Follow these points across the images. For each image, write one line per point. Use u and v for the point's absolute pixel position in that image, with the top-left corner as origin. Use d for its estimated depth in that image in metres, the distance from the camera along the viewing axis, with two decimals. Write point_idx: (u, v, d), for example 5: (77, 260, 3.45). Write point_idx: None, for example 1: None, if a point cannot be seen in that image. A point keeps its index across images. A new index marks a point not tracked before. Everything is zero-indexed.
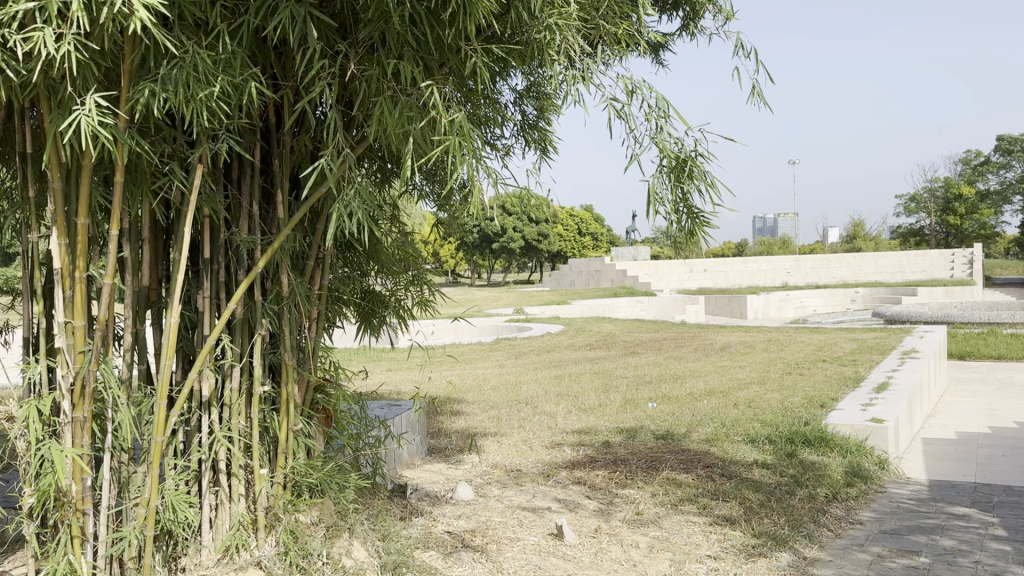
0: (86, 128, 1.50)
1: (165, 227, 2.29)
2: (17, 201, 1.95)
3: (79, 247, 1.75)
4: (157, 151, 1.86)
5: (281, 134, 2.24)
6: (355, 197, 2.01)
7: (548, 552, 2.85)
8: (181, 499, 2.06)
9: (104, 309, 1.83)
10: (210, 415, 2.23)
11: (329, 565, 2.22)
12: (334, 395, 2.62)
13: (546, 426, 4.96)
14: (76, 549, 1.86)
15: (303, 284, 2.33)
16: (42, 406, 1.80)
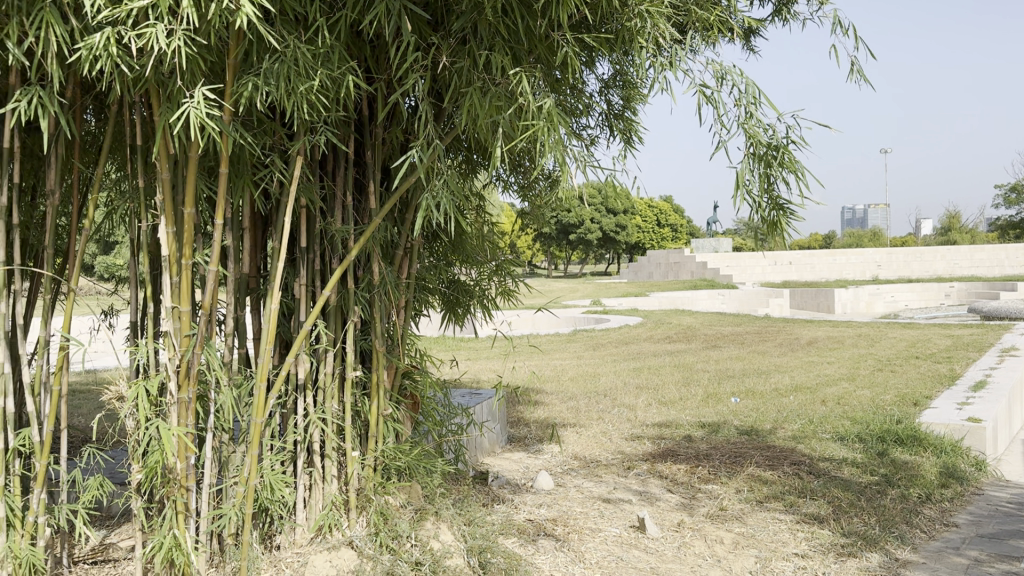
0: (194, 120, 1.56)
1: (263, 217, 2.37)
2: (128, 192, 2.05)
3: (186, 235, 1.83)
4: (259, 143, 1.93)
5: (374, 126, 2.28)
6: (444, 187, 2.03)
7: (630, 544, 2.84)
8: (278, 479, 2.13)
9: (209, 295, 1.91)
10: (305, 399, 2.31)
11: (417, 548, 2.26)
12: (421, 381, 2.66)
13: (626, 418, 4.94)
14: (181, 524, 1.94)
15: (393, 273, 2.37)
16: (150, 386, 1.88)
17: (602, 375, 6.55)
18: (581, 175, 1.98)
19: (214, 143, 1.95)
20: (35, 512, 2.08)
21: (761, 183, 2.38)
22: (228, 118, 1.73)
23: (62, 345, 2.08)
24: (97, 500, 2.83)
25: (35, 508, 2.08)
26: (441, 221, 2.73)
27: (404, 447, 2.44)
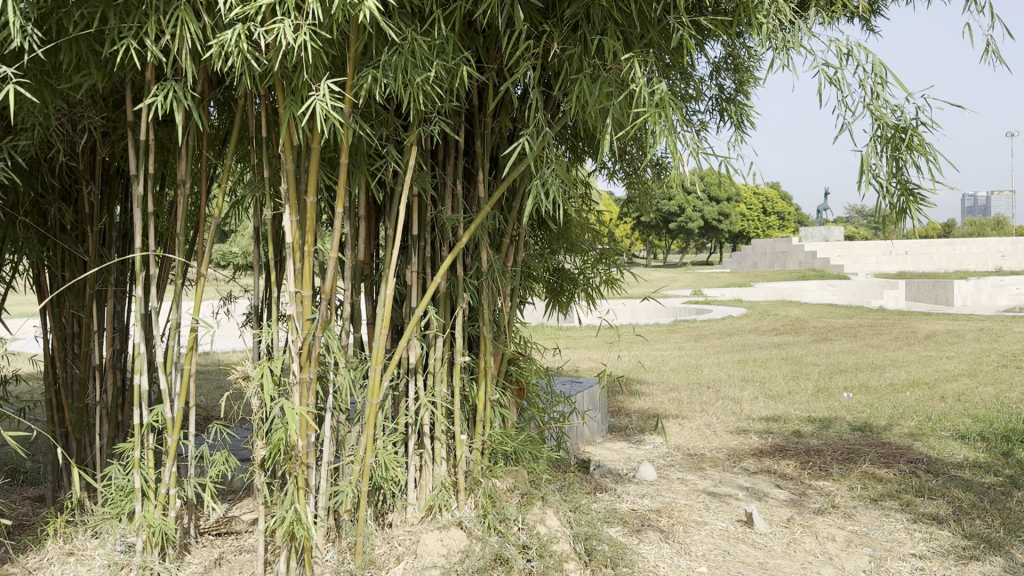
0: (319, 112, 1.63)
1: (376, 205, 2.44)
2: (253, 182, 2.15)
3: (308, 223, 1.91)
4: (376, 134, 1.99)
5: (483, 116, 2.31)
6: (554, 174, 2.04)
7: (737, 538, 2.80)
8: (392, 459, 2.21)
9: (329, 280, 1.99)
10: (416, 382, 2.38)
11: (525, 532, 2.29)
12: (527, 367, 2.68)
13: (732, 411, 4.86)
14: (302, 499, 2.02)
15: (501, 260, 2.40)
16: (275, 366, 1.98)
17: (705, 366, 6.44)
18: (694, 160, 1.95)
19: (333, 134, 2.02)
20: (167, 484, 2.21)
21: (888, 167, 2.28)
22: (348, 110, 1.79)
23: (192, 327, 2.20)
24: (221, 475, 3.00)
25: (167, 480, 2.21)
26: (546, 209, 2.74)
27: (511, 433, 2.48)
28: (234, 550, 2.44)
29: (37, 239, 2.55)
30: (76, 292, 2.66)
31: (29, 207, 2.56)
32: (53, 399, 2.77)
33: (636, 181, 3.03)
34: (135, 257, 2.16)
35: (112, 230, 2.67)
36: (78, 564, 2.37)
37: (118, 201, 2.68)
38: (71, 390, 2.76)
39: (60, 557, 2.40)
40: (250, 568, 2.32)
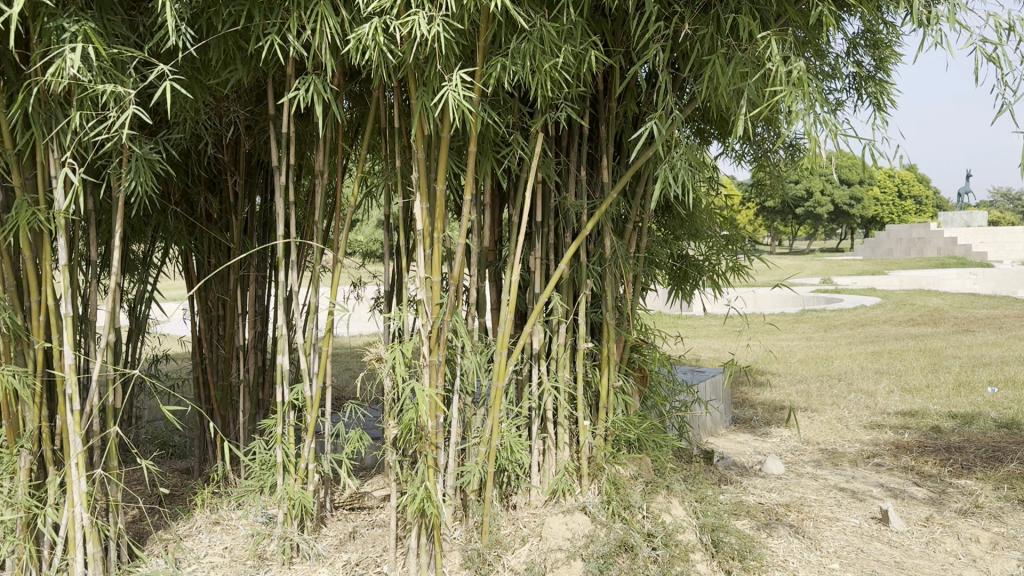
0: (452, 102, 1.67)
1: (501, 192, 2.47)
2: (386, 171, 2.21)
3: (438, 210, 1.95)
4: (503, 121, 2.01)
5: (609, 101, 2.29)
6: (683, 157, 2.00)
7: (871, 536, 2.69)
8: (518, 443, 2.24)
9: (457, 266, 2.03)
10: (540, 367, 2.40)
11: (650, 520, 2.28)
12: (652, 355, 2.64)
13: (864, 404, 4.66)
14: (432, 478, 2.07)
15: (626, 247, 2.38)
16: (406, 350, 2.04)
17: (835, 358, 6.20)
18: (833, 141, 1.88)
19: (462, 122, 2.07)
20: (306, 459, 2.32)
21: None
22: (478, 99, 1.82)
23: (329, 310, 2.30)
24: (355, 454, 3.12)
25: (306, 455, 2.32)
26: (671, 193, 2.69)
27: (636, 420, 2.46)
28: (367, 525, 2.54)
29: (187, 227, 2.73)
30: (222, 277, 2.82)
31: (180, 197, 2.74)
32: (200, 376, 2.96)
33: (766, 164, 2.94)
34: (277, 244, 2.27)
35: (254, 220, 2.82)
36: (224, 533, 2.53)
37: (258, 192, 2.83)
38: (217, 369, 2.94)
39: (207, 526, 2.57)
40: (382, 542, 2.41)
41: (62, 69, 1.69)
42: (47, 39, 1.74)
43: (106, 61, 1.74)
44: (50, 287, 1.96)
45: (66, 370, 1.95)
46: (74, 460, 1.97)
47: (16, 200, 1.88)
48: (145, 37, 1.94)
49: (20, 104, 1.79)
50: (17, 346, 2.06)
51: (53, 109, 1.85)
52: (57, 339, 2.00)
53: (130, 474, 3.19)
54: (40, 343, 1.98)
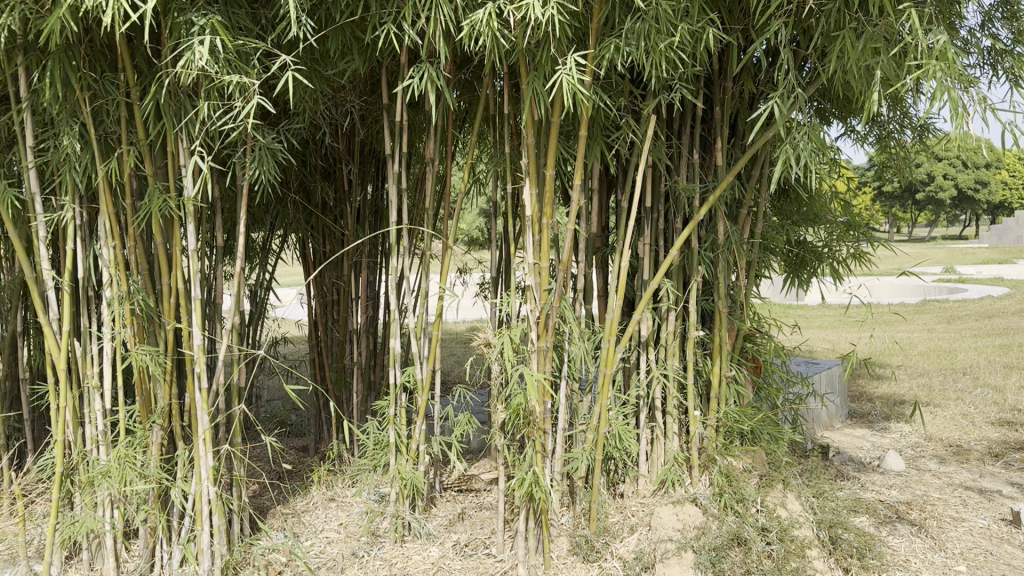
0: (566, 86, 1.65)
1: (610, 177, 2.44)
2: (496, 157, 2.22)
3: (547, 194, 1.94)
4: (615, 104, 1.98)
5: (724, 81, 2.22)
6: (805, 138, 1.92)
7: (1002, 539, 2.53)
8: (627, 432, 2.21)
9: (566, 252, 2.01)
10: (649, 356, 2.36)
11: (764, 514, 2.21)
12: (766, 345, 2.55)
13: (992, 400, 4.39)
14: (540, 463, 2.07)
15: (740, 232, 2.31)
16: (514, 335, 2.04)
17: (960, 351, 5.87)
18: (973, 118, 1.76)
19: (573, 107, 2.04)
20: (417, 441, 2.36)
21: None
22: (591, 82, 1.79)
23: (439, 296, 2.33)
24: (463, 438, 3.17)
25: (418, 437, 2.36)
26: (789, 176, 2.59)
27: (749, 412, 2.39)
28: (475, 508, 2.57)
29: (303, 214, 2.81)
30: (336, 263, 2.91)
31: (297, 185, 2.83)
32: (316, 358, 3.06)
33: (891, 144, 2.79)
34: (390, 231, 2.31)
35: (366, 207, 2.88)
36: (339, 510, 2.61)
37: (370, 180, 2.89)
38: (332, 351, 3.04)
39: (323, 503, 2.66)
40: (490, 524, 2.43)
41: (191, 61, 1.76)
42: (178, 33, 1.82)
43: (231, 53, 1.81)
44: (179, 270, 2.06)
45: (194, 350, 2.05)
46: (201, 436, 2.06)
47: (149, 188, 1.98)
48: (267, 29, 2.00)
49: (153, 96, 1.88)
50: (151, 326, 2.18)
51: (182, 101, 1.94)
52: (186, 320, 2.10)
53: (252, 450, 3.34)
54: (171, 324, 2.08)
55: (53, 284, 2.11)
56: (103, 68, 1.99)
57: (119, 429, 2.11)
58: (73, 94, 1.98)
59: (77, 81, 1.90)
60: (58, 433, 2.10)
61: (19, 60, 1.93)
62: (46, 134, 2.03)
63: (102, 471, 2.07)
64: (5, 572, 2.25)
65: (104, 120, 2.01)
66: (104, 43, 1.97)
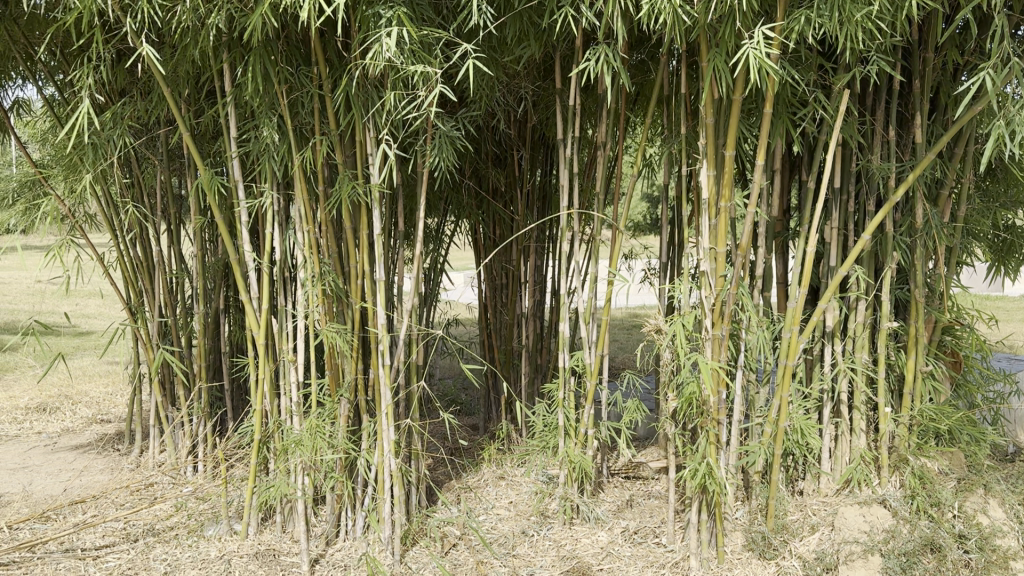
0: (753, 60, 1.58)
1: (793, 158, 2.32)
2: (673, 138, 2.16)
3: (726, 176, 1.86)
4: (803, 80, 1.88)
5: (925, 51, 2.05)
6: (1022, 111, 1.74)
7: None
8: (809, 426, 2.12)
9: (746, 236, 1.91)
10: (834, 347, 2.23)
11: (962, 520, 2.05)
12: (967, 338, 2.35)
13: None
14: (714, 454, 1.99)
15: (941, 215, 2.13)
16: (688, 322, 1.97)
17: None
18: None
19: (757, 84, 1.96)
20: (586, 425, 2.36)
21: None
22: (777, 56, 1.71)
23: (609, 280, 2.31)
24: (634, 427, 3.14)
25: (586, 421, 2.35)
26: (998, 153, 2.36)
27: (947, 410, 2.21)
28: (644, 495, 2.55)
29: (476, 200, 2.88)
30: (506, 248, 2.96)
31: (470, 171, 2.89)
32: (486, 340, 3.13)
33: None
34: (561, 216, 2.31)
35: (538, 192, 2.91)
36: (509, 488, 2.67)
37: (541, 164, 2.91)
38: (501, 334, 3.10)
39: (494, 480, 2.73)
40: (660, 514, 2.40)
41: (379, 52, 1.83)
42: (366, 25, 1.90)
43: (416, 43, 1.86)
44: (365, 254, 2.17)
45: (378, 328, 2.15)
46: (383, 410, 2.16)
47: (339, 175, 2.09)
48: (448, 18, 2.04)
49: (344, 87, 1.98)
50: (339, 306, 2.31)
51: (369, 92, 2.03)
52: (370, 301, 2.21)
53: (428, 426, 3.47)
54: (358, 304, 2.20)
55: (253, 264, 2.27)
56: (298, 62, 2.11)
57: (310, 401, 2.25)
58: (272, 87, 2.12)
59: (276, 74, 2.03)
60: (257, 403, 2.27)
61: (224, 57, 2.08)
62: (248, 125, 2.18)
63: (295, 440, 2.21)
64: (209, 529, 2.46)
65: (299, 112, 2.14)
66: (299, 38, 2.09)
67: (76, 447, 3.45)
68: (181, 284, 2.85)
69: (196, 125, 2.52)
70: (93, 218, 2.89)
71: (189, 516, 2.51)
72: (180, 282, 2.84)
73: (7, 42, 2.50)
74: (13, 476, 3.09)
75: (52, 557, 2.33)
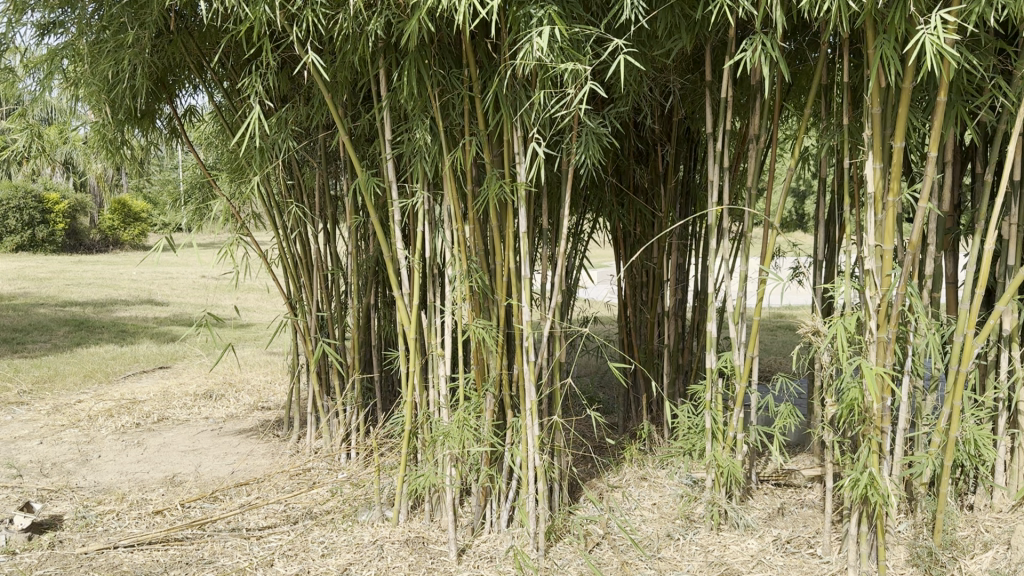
0: (929, 47, 1.49)
1: (964, 150, 2.17)
2: (832, 131, 2.07)
3: (894, 170, 1.76)
4: (981, 66, 1.75)
5: None
6: None
7: None
8: (983, 437, 1.98)
9: (916, 232, 1.80)
10: (1011, 353, 2.07)
11: None
12: None
13: None
14: (877, 463, 1.90)
15: None
16: (850, 324, 1.88)
17: None
18: None
19: (928, 71, 1.84)
20: (735, 429, 2.29)
21: None
22: (953, 40, 1.60)
23: (760, 280, 2.23)
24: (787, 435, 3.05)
25: (735, 425, 2.29)
26: None
27: None
28: (796, 504, 2.46)
29: (620, 198, 2.85)
30: (647, 247, 2.92)
31: (613, 168, 2.87)
32: (624, 338, 3.06)
33: None
34: (710, 212, 2.24)
35: (682, 189, 2.86)
36: (652, 489, 2.64)
37: (684, 160, 2.86)
38: (641, 332, 3.03)
39: (636, 480, 2.71)
40: (815, 523, 2.32)
41: (530, 52, 1.85)
42: (516, 26, 1.92)
43: (568, 42, 1.87)
44: (512, 251, 2.19)
45: (524, 326, 2.17)
46: (529, 407, 2.19)
47: (488, 175, 2.13)
48: (599, 15, 2.04)
49: (496, 87, 2.01)
50: (485, 302, 2.36)
51: (517, 92, 2.05)
52: (517, 298, 2.24)
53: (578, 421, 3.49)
54: (505, 301, 2.23)
55: (405, 262, 2.35)
56: (451, 64, 2.16)
57: (458, 395, 2.30)
58: (425, 90, 2.19)
59: (430, 77, 2.09)
60: (409, 395, 2.35)
61: (381, 61, 2.16)
62: (401, 127, 2.26)
63: (443, 433, 2.27)
64: (362, 514, 2.57)
65: (450, 113, 2.20)
66: (451, 41, 2.14)
67: (240, 431, 3.69)
68: (336, 279, 2.99)
69: (352, 128, 2.63)
70: (258, 218, 3.07)
71: (345, 501, 2.63)
72: (336, 278, 2.98)
73: (185, 54, 2.69)
74: (185, 457, 3.33)
75: (221, 534, 2.50)
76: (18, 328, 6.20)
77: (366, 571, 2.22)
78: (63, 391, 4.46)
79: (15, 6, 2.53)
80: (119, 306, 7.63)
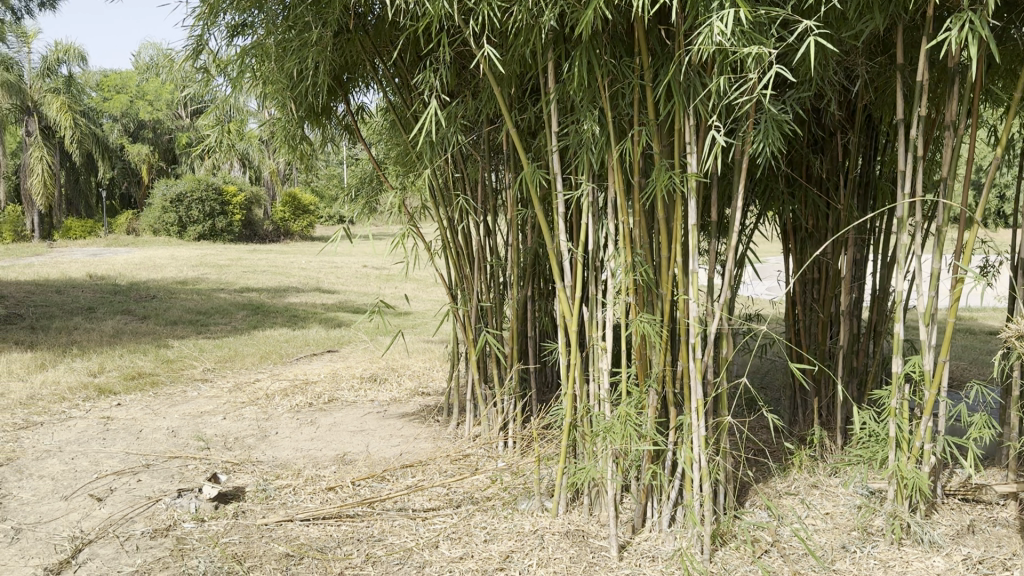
0: None
1: None
2: None
3: None
4: None
5: None
6: None
7: None
8: None
9: None
10: None
11: None
12: None
13: None
14: None
15: None
16: None
17: None
18: None
19: None
20: (922, 438, 2.14)
21: None
22: None
23: (955, 279, 2.06)
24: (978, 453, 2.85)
25: (923, 434, 2.13)
26: None
27: None
28: (988, 522, 2.27)
29: (793, 189, 2.72)
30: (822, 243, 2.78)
31: (786, 158, 2.75)
32: (794, 338, 2.96)
33: None
34: (898, 205, 2.09)
35: (862, 180, 2.70)
36: (823, 498, 2.51)
37: (864, 149, 2.70)
38: (810, 332, 2.92)
39: (807, 488, 2.59)
40: (1011, 545, 2.14)
41: (710, 37, 1.78)
42: (695, 10, 1.85)
43: (751, 25, 1.79)
44: (679, 246, 2.14)
45: (691, 322, 2.11)
46: (694, 405, 2.12)
47: (657, 165, 2.08)
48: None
49: (671, 75, 1.95)
50: (650, 296, 2.31)
51: (692, 79, 1.99)
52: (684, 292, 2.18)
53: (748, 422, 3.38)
54: (670, 295, 2.17)
55: (569, 254, 2.34)
56: (621, 54, 2.14)
57: (621, 389, 2.27)
58: (595, 81, 2.17)
59: (601, 66, 2.07)
60: (570, 387, 2.34)
61: (551, 52, 2.16)
62: (569, 118, 2.25)
63: (606, 427, 2.24)
64: (522, 503, 2.59)
65: (620, 103, 2.18)
66: (623, 30, 2.12)
67: (404, 415, 3.82)
68: (499, 270, 3.03)
69: (519, 120, 2.65)
70: (425, 209, 3.16)
71: (505, 490, 2.67)
72: (498, 269, 3.02)
73: (362, 51, 2.81)
74: (353, 438, 3.49)
75: (388, 514, 2.60)
76: (204, 311, 6.71)
77: (528, 560, 2.24)
78: (244, 371, 4.78)
79: (211, 10, 2.72)
80: (292, 292, 8.10)
